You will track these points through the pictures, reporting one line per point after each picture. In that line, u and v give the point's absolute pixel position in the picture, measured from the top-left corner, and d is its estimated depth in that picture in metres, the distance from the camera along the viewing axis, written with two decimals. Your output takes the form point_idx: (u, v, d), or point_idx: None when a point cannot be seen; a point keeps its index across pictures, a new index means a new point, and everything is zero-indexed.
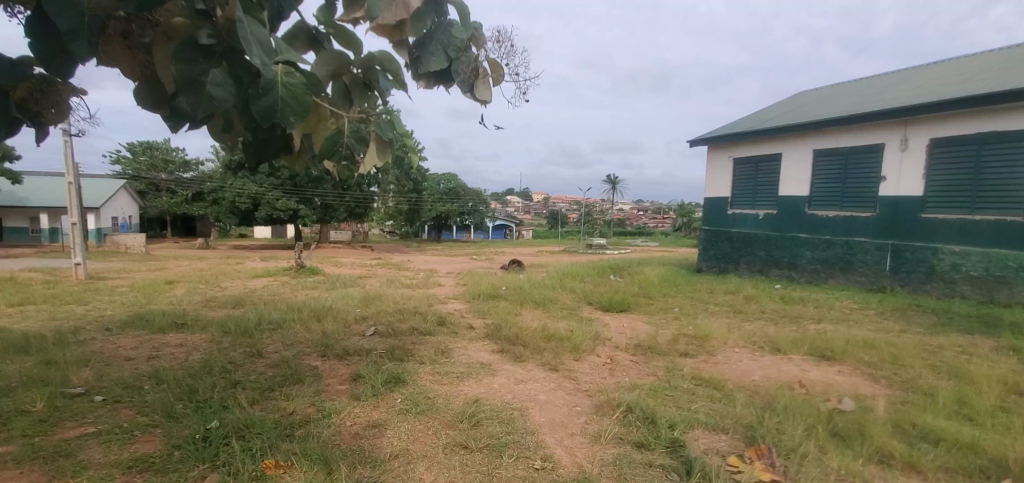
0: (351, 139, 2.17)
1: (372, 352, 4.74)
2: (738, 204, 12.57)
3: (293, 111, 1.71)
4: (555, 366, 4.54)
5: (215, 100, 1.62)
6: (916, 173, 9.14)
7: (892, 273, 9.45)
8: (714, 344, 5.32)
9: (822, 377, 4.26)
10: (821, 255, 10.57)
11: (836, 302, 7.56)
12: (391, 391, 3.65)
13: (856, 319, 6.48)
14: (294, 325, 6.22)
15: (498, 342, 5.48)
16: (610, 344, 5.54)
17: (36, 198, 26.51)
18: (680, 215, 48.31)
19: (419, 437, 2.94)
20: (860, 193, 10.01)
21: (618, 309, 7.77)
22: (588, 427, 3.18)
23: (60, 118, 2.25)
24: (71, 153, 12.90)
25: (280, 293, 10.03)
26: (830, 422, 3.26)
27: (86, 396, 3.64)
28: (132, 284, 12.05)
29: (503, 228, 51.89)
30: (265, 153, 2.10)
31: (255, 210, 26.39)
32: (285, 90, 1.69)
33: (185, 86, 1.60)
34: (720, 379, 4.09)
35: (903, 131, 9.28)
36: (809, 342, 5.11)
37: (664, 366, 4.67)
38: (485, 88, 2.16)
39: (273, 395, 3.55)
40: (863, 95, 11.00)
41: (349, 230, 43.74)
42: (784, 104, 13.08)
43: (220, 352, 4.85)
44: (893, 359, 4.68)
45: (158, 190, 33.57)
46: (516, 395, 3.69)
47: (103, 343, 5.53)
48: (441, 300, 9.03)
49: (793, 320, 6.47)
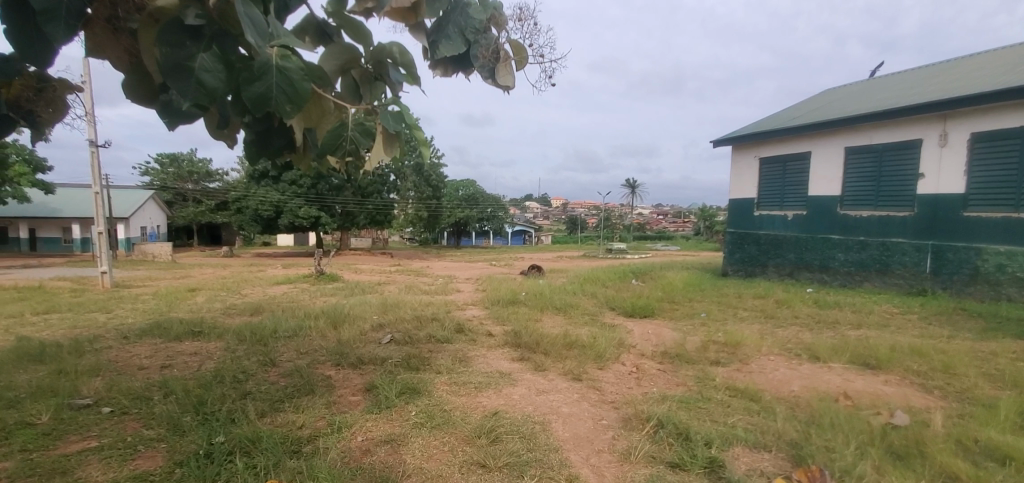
0: (356, 134, 2.02)
1: (387, 360, 4.57)
2: (765, 206, 12.16)
3: (288, 100, 1.54)
4: (578, 375, 4.31)
5: (204, 88, 1.46)
6: (956, 169, 8.67)
7: (932, 275, 8.94)
8: (746, 352, 5.03)
9: (868, 387, 3.93)
10: (856, 257, 10.07)
11: (874, 307, 7.14)
12: (406, 403, 3.46)
13: (898, 324, 6.08)
14: (310, 333, 6.09)
15: (518, 349, 5.27)
16: (635, 352, 5.29)
17: (67, 209, 27.27)
18: (701, 219, 47.34)
19: (434, 454, 2.74)
20: (895, 192, 9.54)
21: (642, 315, 7.50)
22: (616, 444, 2.94)
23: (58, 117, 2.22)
24: (96, 164, 13.15)
25: (298, 300, 9.96)
26: (885, 440, 2.96)
27: (93, 407, 3.64)
28: (155, 292, 12.17)
29: (522, 235, 51.34)
30: (266, 150, 1.99)
31: (277, 218, 26.71)
32: (281, 75, 1.51)
33: (173, 72, 1.45)
34: (755, 390, 3.81)
35: (942, 125, 8.82)
36: (851, 350, 4.77)
37: (694, 375, 4.40)
38: (508, 72, 2.00)
39: (283, 407, 3.40)
40: (897, 89, 10.54)
41: (369, 237, 44.04)
42: (811, 101, 12.65)
43: (233, 360, 4.74)
44: (945, 367, 4.33)
45: (185, 199, 34.31)
46: (537, 407, 3.47)
47: (118, 351, 5.48)
48: (459, 306, 8.85)
49: (830, 326, 6.10)
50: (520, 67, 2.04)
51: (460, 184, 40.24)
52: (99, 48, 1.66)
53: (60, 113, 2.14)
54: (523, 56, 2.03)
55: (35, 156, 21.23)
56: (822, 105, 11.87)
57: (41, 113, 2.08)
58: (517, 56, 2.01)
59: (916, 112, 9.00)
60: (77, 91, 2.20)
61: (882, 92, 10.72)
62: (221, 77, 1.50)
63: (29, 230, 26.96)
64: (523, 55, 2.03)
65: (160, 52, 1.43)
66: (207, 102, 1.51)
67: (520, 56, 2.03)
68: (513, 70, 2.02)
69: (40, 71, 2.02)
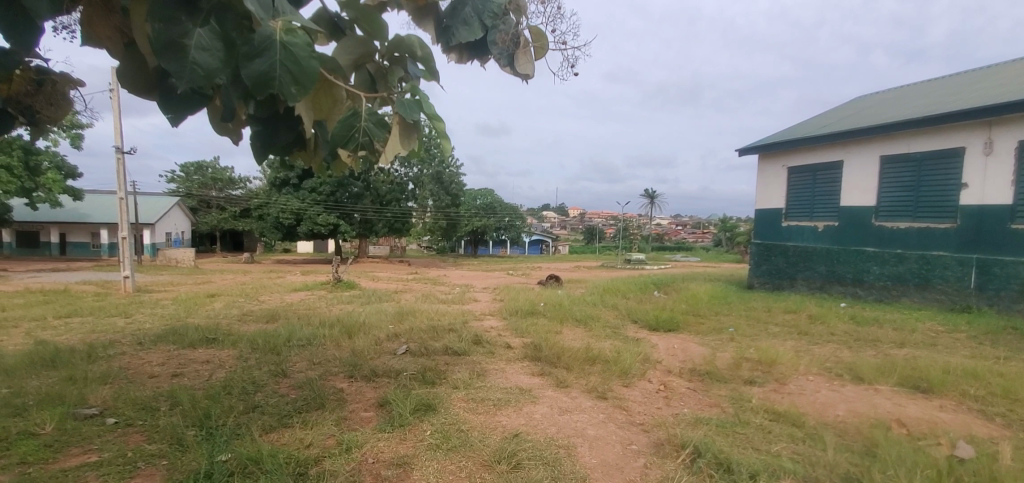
0: (370, 124, 1.84)
1: (402, 373, 4.37)
2: (793, 216, 11.76)
3: (294, 80, 1.35)
4: (603, 393, 4.05)
5: (199, 68, 1.31)
6: (1003, 179, 8.21)
7: (978, 291, 8.46)
8: (782, 370, 4.71)
9: (922, 413, 3.59)
10: (892, 271, 9.62)
11: (917, 324, 6.70)
12: (420, 421, 3.25)
13: (946, 344, 5.66)
14: (324, 342, 5.94)
15: (538, 363, 5.02)
16: (661, 368, 5.01)
17: (96, 214, 27.85)
18: (723, 231, 46.33)
19: (449, 479, 2.53)
20: (935, 202, 9.08)
21: (666, 328, 7.19)
22: (649, 473, 2.69)
23: (61, 114, 2.15)
24: (121, 170, 13.33)
25: (315, 307, 9.85)
26: (952, 475, 2.65)
27: (98, 418, 3.53)
28: (175, 297, 12.20)
29: (539, 243, 50.94)
30: (272, 145, 1.83)
31: (298, 225, 26.89)
32: (285, 51, 1.34)
33: (163, 51, 1.30)
34: (797, 414, 3.53)
35: (987, 132, 8.39)
36: (899, 371, 4.42)
37: (727, 395, 4.12)
38: (526, 61, 1.95)
39: (290, 423, 3.22)
40: (935, 95, 10.10)
41: (387, 245, 44.17)
42: (842, 109, 12.23)
43: (244, 370, 4.59)
44: (1005, 392, 3.95)
45: (208, 206, 34.87)
46: (561, 428, 3.23)
47: (131, 358, 5.40)
48: (477, 317, 8.62)
49: (870, 344, 5.72)
50: (540, 54, 1.99)
51: (478, 193, 40.19)
52: (96, 36, 1.65)
53: (60, 107, 2.07)
54: (544, 43, 1.97)
55: (66, 162, 21.74)
56: (855, 112, 11.46)
57: (41, 108, 2.02)
58: (537, 43, 1.96)
59: (958, 120, 8.60)
60: (79, 86, 2.16)
61: (920, 99, 10.29)
62: (220, 56, 1.36)
63: (60, 235, 27.62)
64: (544, 43, 1.97)
65: (152, 29, 1.28)
66: (206, 85, 1.36)
67: (541, 44, 1.98)
68: (532, 58, 1.97)
69: (40, 64, 1.98)
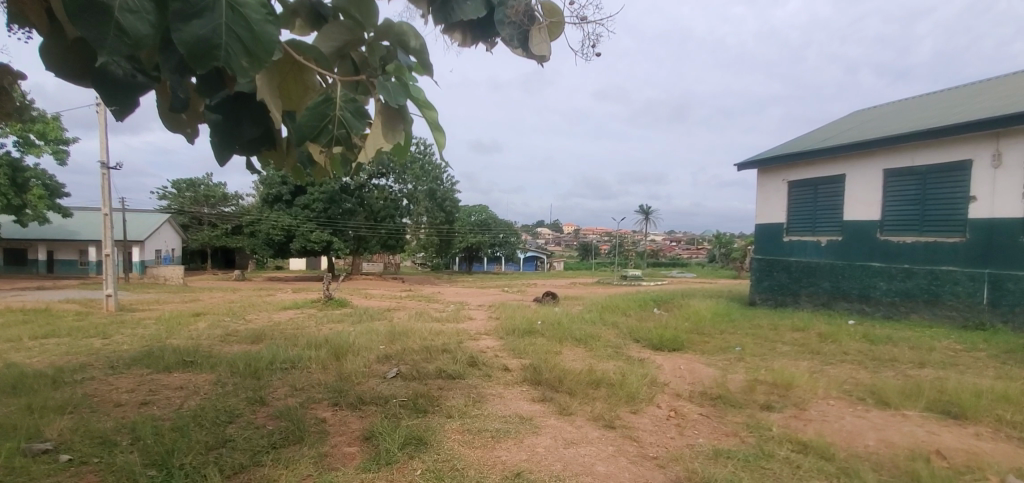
0: (347, 113, 1.55)
1: (391, 400, 4.02)
2: (794, 231, 11.57)
3: (246, 50, 1.05)
4: (610, 421, 3.72)
5: (126, 36, 1.01)
6: (1012, 192, 8.01)
7: (991, 307, 8.22)
8: (800, 394, 4.40)
9: (961, 443, 3.29)
10: (899, 286, 9.39)
11: (935, 343, 6.40)
12: (410, 458, 2.91)
13: (968, 365, 5.36)
14: (309, 366, 5.56)
15: (539, 388, 4.68)
16: (669, 391, 4.69)
17: (83, 232, 27.30)
18: (717, 246, 46.12)
19: None
20: (943, 216, 8.88)
21: (670, 347, 6.87)
22: None
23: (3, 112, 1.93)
24: (106, 186, 12.97)
25: (304, 327, 9.45)
26: None
27: (52, 454, 3.16)
28: (159, 317, 11.77)
29: (534, 260, 50.48)
30: (235, 142, 1.51)
31: (289, 242, 26.46)
32: (235, 15, 1.03)
33: (77, 14, 0.98)
34: (825, 445, 3.21)
35: (995, 145, 8.22)
36: (928, 395, 4.11)
37: (744, 422, 3.80)
38: (541, 40, 1.71)
39: (264, 462, 2.86)
40: (938, 108, 9.96)
41: (381, 262, 43.68)
42: (842, 122, 12.10)
43: (221, 397, 4.23)
44: None
45: (200, 223, 34.35)
46: (566, 464, 2.89)
47: (99, 384, 5.01)
48: (472, 336, 8.24)
49: (889, 365, 5.41)
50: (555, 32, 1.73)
51: (472, 210, 39.89)
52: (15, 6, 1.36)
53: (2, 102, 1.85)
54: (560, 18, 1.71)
55: (55, 180, 21.29)
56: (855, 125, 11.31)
57: None
58: (552, 18, 1.70)
59: (965, 131, 8.43)
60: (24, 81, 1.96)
61: (922, 112, 10.14)
62: (153, 21, 1.04)
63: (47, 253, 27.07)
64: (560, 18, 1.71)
65: None
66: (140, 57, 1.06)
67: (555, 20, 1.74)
68: (547, 37, 1.73)
69: None
